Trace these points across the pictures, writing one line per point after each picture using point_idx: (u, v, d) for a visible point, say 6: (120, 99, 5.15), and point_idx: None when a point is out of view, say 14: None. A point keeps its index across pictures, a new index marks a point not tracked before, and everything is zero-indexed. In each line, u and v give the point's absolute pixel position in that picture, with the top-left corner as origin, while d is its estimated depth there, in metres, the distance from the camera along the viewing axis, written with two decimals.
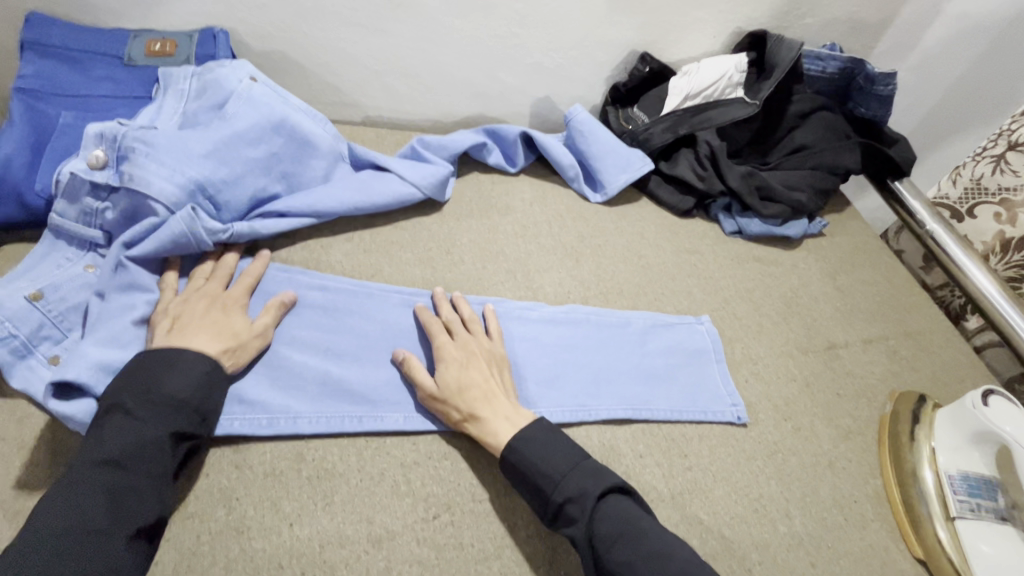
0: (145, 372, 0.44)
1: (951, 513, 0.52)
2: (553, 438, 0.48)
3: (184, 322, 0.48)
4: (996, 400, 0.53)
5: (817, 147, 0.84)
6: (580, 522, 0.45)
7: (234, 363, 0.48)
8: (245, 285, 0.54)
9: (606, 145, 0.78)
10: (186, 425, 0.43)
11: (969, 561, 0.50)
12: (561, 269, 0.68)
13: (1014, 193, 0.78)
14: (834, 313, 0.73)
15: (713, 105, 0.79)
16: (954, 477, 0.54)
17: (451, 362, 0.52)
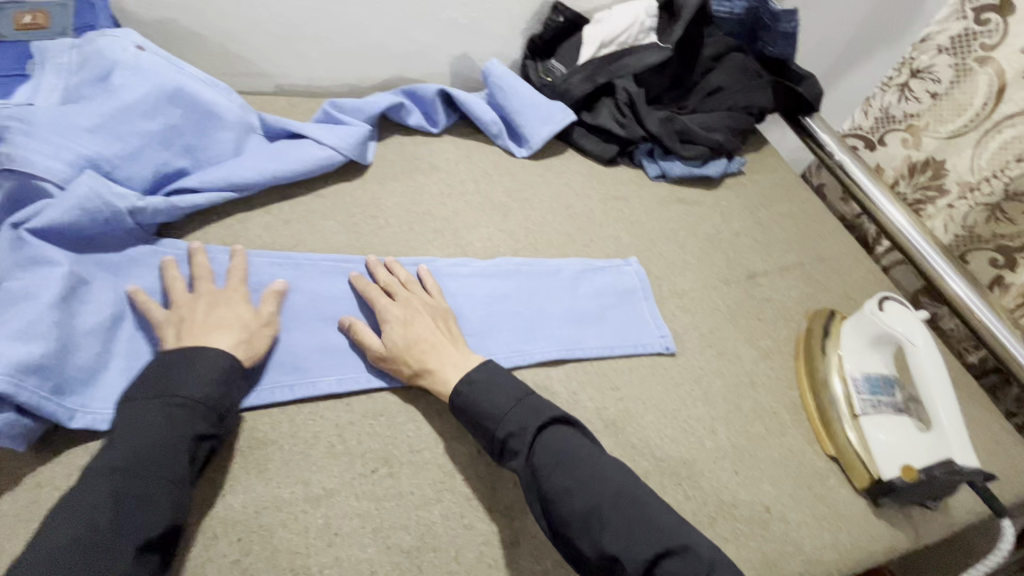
0: (159, 381, 0.43)
1: (857, 411, 0.56)
2: (497, 381, 0.50)
3: (192, 322, 0.47)
4: (893, 305, 0.58)
5: (730, 88, 0.87)
6: (522, 455, 0.46)
7: (253, 352, 0.48)
8: (238, 278, 0.52)
9: (527, 99, 0.77)
10: (203, 428, 0.42)
11: (872, 453, 0.54)
12: (489, 224, 0.68)
13: (918, 118, 0.80)
14: (753, 245, 0.77)
15: (627, 52, 0.80)
16: (858, 379, 0.58)
17: (396, 321, 0.53)
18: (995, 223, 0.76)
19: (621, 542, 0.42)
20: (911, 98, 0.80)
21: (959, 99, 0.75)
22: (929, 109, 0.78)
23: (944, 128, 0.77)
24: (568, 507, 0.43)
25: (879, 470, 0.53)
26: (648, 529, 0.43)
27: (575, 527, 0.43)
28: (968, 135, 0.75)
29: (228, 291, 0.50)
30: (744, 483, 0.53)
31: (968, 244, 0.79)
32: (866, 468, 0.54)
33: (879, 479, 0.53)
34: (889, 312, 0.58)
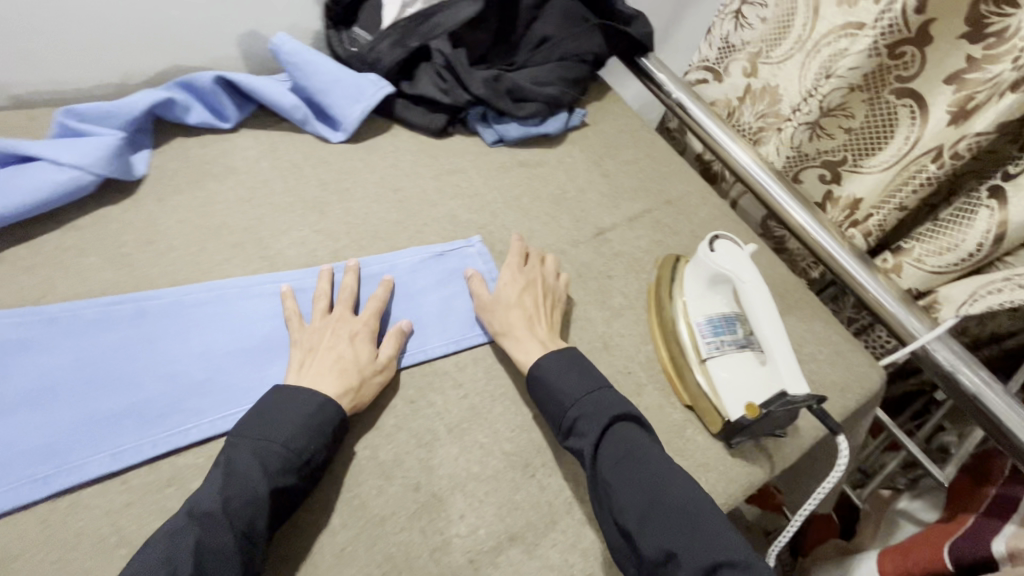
0: (265, 421, 0.43)
1: (703, 356, 0.56)
2: (571, 363, 0.51)
3: (316, 358, 0.48)
4: (726, 243, 0.57)
5: (558, 36, 0.81)
6: (586, 435, 0.47)
7: (358, 401, 0.47)
8: (372, 310, 0.52)
9: (328, 76, 0.68)
10: (289, 482, 0.41)
11: (719, 394, 0.54)
12: (302, 226, 0.60)
13: (753, 45, 0.78)
14: (601, 199, 0.75)
15: (436, 10, 0.72)
16: (701, 323, 0.57)
17: (494, 303, 0.56)
18: (817, 139, 0.74)
19: (674, 542, 0.41)
20: (746, 25, 0.77)
21: (782, 22, 0.73)
22: (760, 35, 0.76)
23: (775, 52, 0.75)
24: (629, 503, 0.43)
25: (725, 409, 0.53)
26: (706, 539, 0.41)
27: (630, 519, 0.42)
28: (790, 58, 0.74)
29: (363, 330, 0.51)
30: None
31: (799, 163, 0.78)
32: (717, 411, 0.54)
33: (729, 420, 0.53)
34: (723, 251, 0.57)
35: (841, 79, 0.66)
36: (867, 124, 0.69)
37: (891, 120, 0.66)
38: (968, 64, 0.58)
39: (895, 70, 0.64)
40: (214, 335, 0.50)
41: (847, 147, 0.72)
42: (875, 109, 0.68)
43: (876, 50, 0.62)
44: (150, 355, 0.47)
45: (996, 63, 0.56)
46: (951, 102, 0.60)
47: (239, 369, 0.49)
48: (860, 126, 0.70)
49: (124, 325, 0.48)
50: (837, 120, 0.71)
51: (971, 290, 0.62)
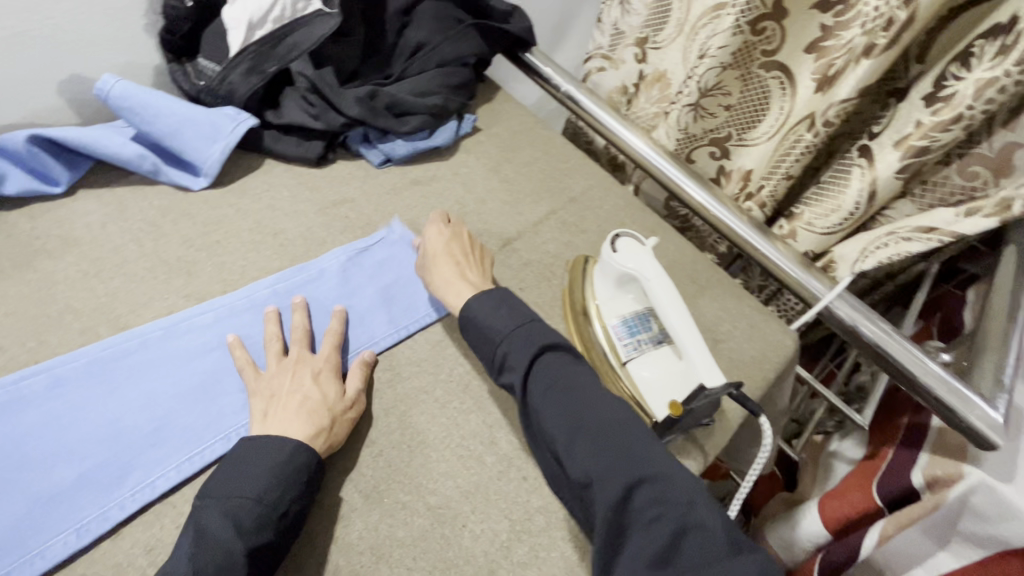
0: (231, 471, 0.41)
1: (623, 359, 0.55)
2: (505, 304, 0.52)
3: (278, 403, 0.46)
4: (628, 240, 0.56)
5: (432, 41, 0.77)
6: (516, 369, 0.49)
7: (331, 441, 0.45)
8: (331, 341, 0.51)
9: (172, 116, 0.59)
10: (266, 535, 0.39)
11: (644, 395, 0.53)
12: (168, 294, 0.53)
13: (641, 31, 0.77)
14: (503, 207, 0.72)
15: (292, 27, 0.65)
16: (616, 325, 0.56)
17: (428, 257, 0.58)
18: (702, 120, 0.76)
19: (598, 462, 0.43)
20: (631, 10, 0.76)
21: (660, 6, 0.73)
22: (646, 19, 0.76)
23: (660, 36, 0.75)
24: (561, 429, 0.45)
25: (653, 410, 0.52)
26: (632, 458, 0.43)
27: (559, 440, 0.45)
28: (674, 42, 0.74)
29: (324, 363, 0.49)
30: (535, 487, 0.48)
31: (689, 144, 0.79)
32: (646, 414, 0.53)
33: (658, 421, 0.52)
34: (625, 250, 0.56)
35: (714, 58, 0.66)
36: (743, 98, 0.71)
37: (765, 94, 0.68)
38: (822, 32, 0.60)
39: (760, 44, 0.66)
40: (113, 404, 0.45)
41: (729, 123, 0.74)
42: (749, 84, 0.69)
43: (739, 27, 0.63)
44: (68, 425, 0.43)
45: (847, 29, 0.58)
46: (813, 71, 0.62)
47: (189, 409, 0.46)
48: (737, 103, 0.72)
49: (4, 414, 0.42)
50: (716, 99, 0.73)
51: (862, 247, 0.64)
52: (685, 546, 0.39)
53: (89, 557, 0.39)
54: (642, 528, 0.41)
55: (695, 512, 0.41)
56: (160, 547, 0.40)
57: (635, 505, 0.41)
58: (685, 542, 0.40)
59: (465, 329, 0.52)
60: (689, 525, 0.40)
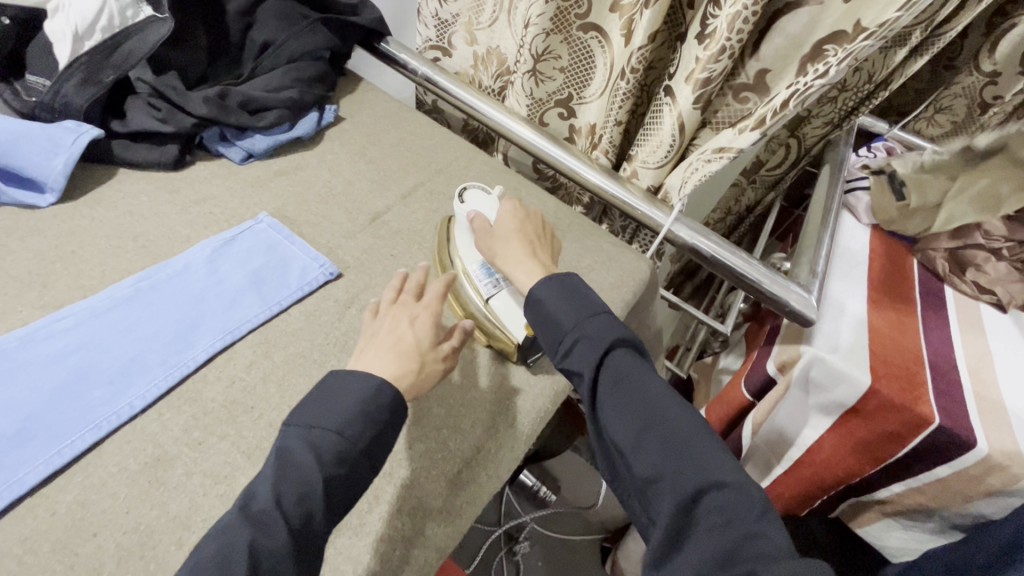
0: (316, 406, 0.43)
1: (486, 298, 0.59)
2: (570, 294, 0.53)
3: (375, 339, 0.50)
4: (473, 192, 0.65)
5: (279, 38, 0.79)
6: (583, 357, 0.50)
7: (413, 385, 0.48)
8: (435, 295, 0.54)
9: (4, 136, 0.59)
10: (344, 461, 0.42)
11: (504, 325, 0.58)
12: (21, 307, 0.53)
13: (462, 16, 0.84)
14: (370, 186, 0.76)
15: (124, 37, 0.66)
16: (477, 270, 0.61)
17: (495, 236, 0.60)
18: (542, 84, 0.82)
19: (664, 464, 0.45)
20: None
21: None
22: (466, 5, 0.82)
23: (483, 18, 0.82)
24: (627, 426, 0.47)
25: (512, 335, 0.58)
26: (702, 467, 0.45)
27: (625, 438, 0.47)
28: (496, 22, 0.81)
29: (420, 316, 0.52)
30: (414, 420, 0.53)
31: (539, 108, 0.86)
32: (508, 342, 0.58)
33: (519, 344, 0.58)
34: (472, 200, 0.64)
35: (537, 26, 0.73)
36: (573, 61, 0.79)
37: (589, 52, 0.77)
38: None
39: (573, 9, 0.73)
40: None
41: (568, 84, 0.82)
42: (574, 47, 0.77)
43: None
44: None
45: None
46: (621, 25, 0.70)
47: (56, 407, 0.46)
48: (569, 65, 0.79)
49: None
50: (549, 63, 0.79)
51: (681, 177, 0.73)
52: (747, 556, 0.41)
53: None
54: (709, 535, 0.42)
55: (760, 523, 0.42)
56: (37, 534, 0.41)
57: (703, 511, 0.43)
58: (748, 553, 0.41)
59: (532, 309, 0.54)
60: (754, 537, 0.41)
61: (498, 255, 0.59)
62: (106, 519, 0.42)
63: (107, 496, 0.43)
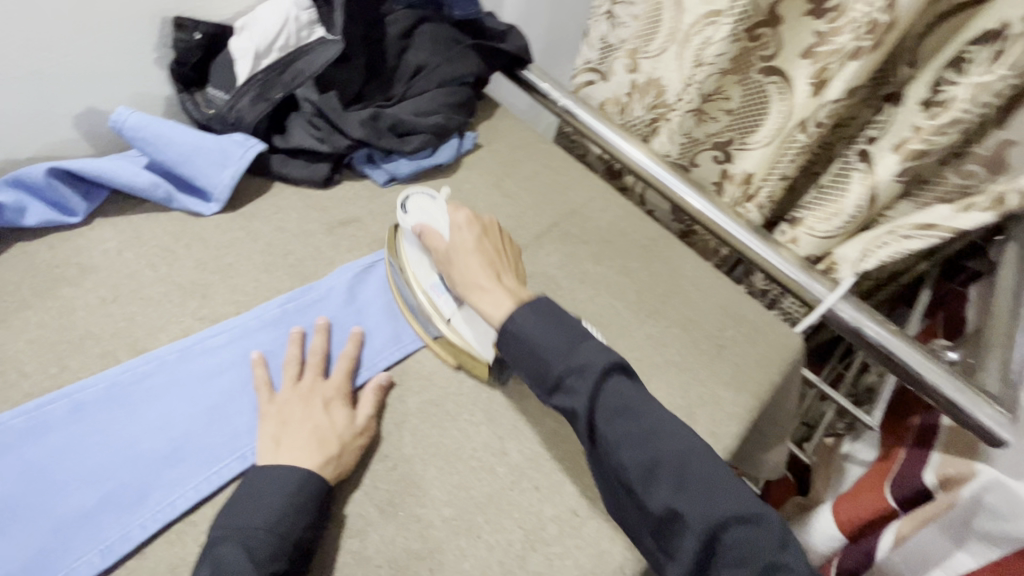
0: (243, 508, 0.42)
1: (446, 314, 0.55)
2: (550, 319, 0.47)
3: (287, 432, 0.46)
4: (416, 199, 0.59)
5: (433, 62, 0.79)
6: (577, 392, 0.44)
7: (339, 467, 0.46)
8: (345, 369, 0.52)
9: (185, 146, 0.62)
10: (281, 563, 0.40)
11: (471, 346, 0.53)
12: (184, 316, 0.54)
13: (628, 42, 0.79)
14: (505, 222, 0.73)
15: (296, 55, 0.67)
16: (433, 283, 0.56)
17: (450, 258, 0.54)
18: (704, 124, 0.78)
19: (679, 500, 0.40)
20: (619, 23, 0.79)
21: (652, 16, 0.75)
22: (632, 32, 0.78)
23: (651, 46, 0.76)
24: (633, 465, 0.42)
25: (479, 354, 0.53)
26: (724, 501, 0.40)
27: (634, 476, 0.42)
28: (666, 51, 0.75)
29: (331, 398, 0.50)
30: (548, 495, 0.49)
31: (692, 149, 0.81)
32: (478, 362, 0.53)
33: (490, 363, 0.53)
34: (415, 209, 0.58)
35: (711, 66, 0.68)
36: (744, 104, 0.73)
37: (764, 97, 0.69)
38: (816, 38, 0.61)
39: (758, 50, 0.67)
40: (142, 423, 0.46)
41: (731, 127, 0.76)
42: (748, 90, 0.71)
43: (736, 34, 0.65)
44: (102, 446, 0.44)
45: (838, 36, 0.58)
46: (810, 74, 0.63)
47: (207, 429, 0.47)
48: (739, 107, 0.74)
49: (64, 425, 0.45)
50: (717, 104, 0.75)
51: (862, 248, 0.66)
52: None
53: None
54: (732, 575, 0.38)
55: (784, 555, 0.39)
56: (184, 563, 0.41)
57: (723, 546, 0.39)
58: None
59: (508, 344, 0.48)
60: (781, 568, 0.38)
61: (460, 277, 0.53)
62: None
63: None
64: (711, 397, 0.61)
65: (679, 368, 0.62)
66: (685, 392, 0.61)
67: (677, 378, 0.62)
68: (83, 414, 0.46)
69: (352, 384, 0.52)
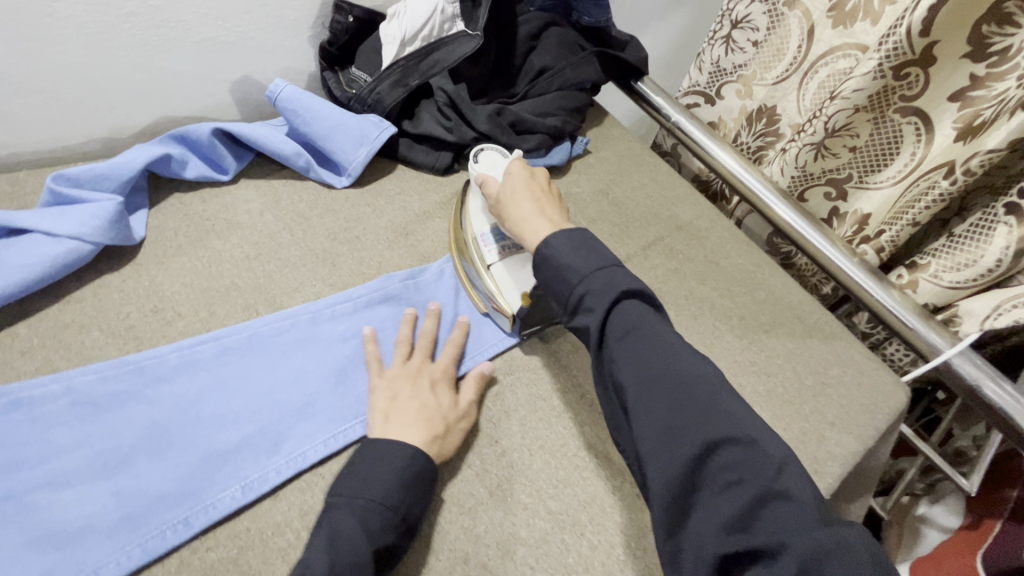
0: (357, 478, 0.42)
1: (488, 262, 0.56)
2: (586, 247, 0.48)
3: (394, 407, 0.47)
4: (490, 153, 0.61)
5: (556, 66, 0.79)
6: (593, 312, 0.45)
7: (443, 447, 0.46)
8: (451, 355, 0.53)
9: (331, 119, 0.65)
10: (389, 538, 0.40)
11: (501, 294, 0.55)
12: (316, 281, 0.57)
13: (746, 68, 0.78)
14: (612, 229, 0.74)
15: (435, 46, 0.70)
16: (485, 233, 0.58)
17: (503, 192, 0.55)
18: (822, 159, 0.74)
19: (672, 421, 0.40)
20: (737, 49, 0.77)
21: (776, 45, 0.74)
22: (754, 57, 0.76)
23: (769, 75, 0.76)
24: (636, 380, 0.42)
25: (506, 303, 0.54)
26: (723, 419, 0.40)
27: (631, 390, 0.42)
28: (788, 80, 0.74)
29: (438, 381, 0.50)
30: None
31: (804, 183, 0.78)
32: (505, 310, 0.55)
33: (513, 315, 0.54)
34: (487, 162, 0.60)
35: (846, 101, 0.65)
36: (872, 142, 0.69)
37: (895, 139, 0.67)
38: (971, 82, 0.59)
39: (900, 89, 0.64)
40: (274, 375, 0.49)
41: (853, 165, 0.72)
42: (880, 130, 0.68)
43: (881, 71, 0.62)
44: (241, 390, 0.47)
45: (1002, 81, 0.57)
46: (956, 118, 0.61)
47: (334, 390, 0.49)
48: (865, 146, 0.70)
49: (211, 365, 0.48)
50: (842, 140, 0.71)
51: (995, 304, 0.62)
52: (766, 513, 0.36)
53: (250, 514, 0.42)
54: (722, 497, 0.37)
55: (783, 481, 0.37)
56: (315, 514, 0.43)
57: (714, 468, 0.38)
58: (772, 511, 0.36)
59: (539, 267, 0.49)
60: (778, 495, 0.36)
61: (506, 211, 0.54)
62: None
63: None
64: (814, 433, 0.59)
65: (784, 401, 0.61)
66: (785, 424, 0.59)
67: (780, 409, 0.60)
68: (222, 359, 0.49)
69: (456, 369, 0.53)
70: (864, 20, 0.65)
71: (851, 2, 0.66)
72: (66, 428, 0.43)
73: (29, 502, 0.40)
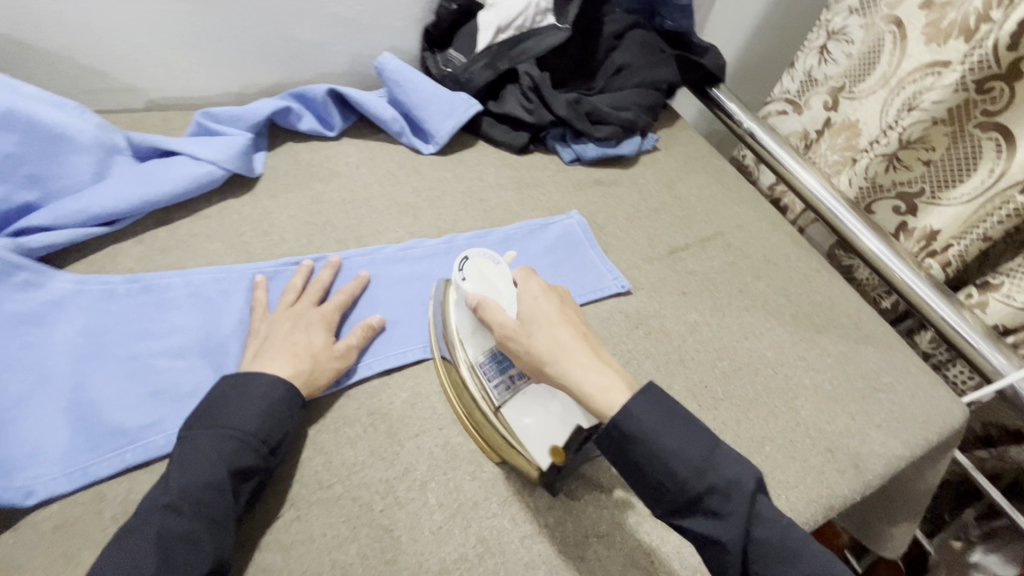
0: (214, 408, 0.42)
1: (497, 406, 0.47)
2: (680, 420, 0.41)
3: (266, 345, 0.48)
4: (479, 264, 0.50)
5: (635, 64, 0.84)
6: (726, 521, 0.39)
7: (310, 382, 0.46)
8: (338, 302, 0.53)
9: (426, 91, 0.73)
10: (251, 461, 0.41)
11: (520, 443, 0.46)
12: (399, 228, 0.64)
13: (836, 81, 0.78)
14: (673, 220, 0.77)
15: (526, 36, 0.76)
16: (484, 364, 0.49)
17: (532, 326, 0.45)
18: (894, 171, 0.75)
19: None
20: (830, 60, 0.78)
21: (868, 56, 0.73)
22: (846, 70, 0.76)
23: (860, 86, 0.75)
24: None
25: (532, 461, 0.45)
26: None
27: None
28: (873, 94, 0.73)
29: (306, 325, 0.50)
30: None
31: (872, 195, 0.79)
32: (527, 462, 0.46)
33: (541, 472, 0.45)
34: (477, 277, 0.50)
35: (924, 112, 0.67)
36: (947, 158, 0.69)
37: (975, 155, 0.66)
38: None
39: (982, 104, 0.64)
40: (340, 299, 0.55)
41: (927, 178, 0.72)
42: (958, 144, 0.68)
43: (964, 84, 0.63)
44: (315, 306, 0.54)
45: None
46: None
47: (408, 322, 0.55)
48: (940, 159, 0.70)
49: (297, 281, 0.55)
50: (915, 153, 0.72)
51: None
52: None
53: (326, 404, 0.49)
54: None
55: None
56: (378, 415, 0.49)
57: None
58: None
59: (629, 452, 0.41)
60: None
61: (544, 355, 0.44)
62: (426, 426, 0.49)
63: (427, 408, 0.50)
64: (858, 433, 0.59)
65: (829, 398, 0.61)
66: (831, 420, 0.60)
67: (827, 405, 0.61)
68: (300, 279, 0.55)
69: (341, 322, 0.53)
70: (958, 37, 0.64)
71: (948, 21, 0.65)
72: (185, 313, 0.50)
73: (149, 364, 0.47)
